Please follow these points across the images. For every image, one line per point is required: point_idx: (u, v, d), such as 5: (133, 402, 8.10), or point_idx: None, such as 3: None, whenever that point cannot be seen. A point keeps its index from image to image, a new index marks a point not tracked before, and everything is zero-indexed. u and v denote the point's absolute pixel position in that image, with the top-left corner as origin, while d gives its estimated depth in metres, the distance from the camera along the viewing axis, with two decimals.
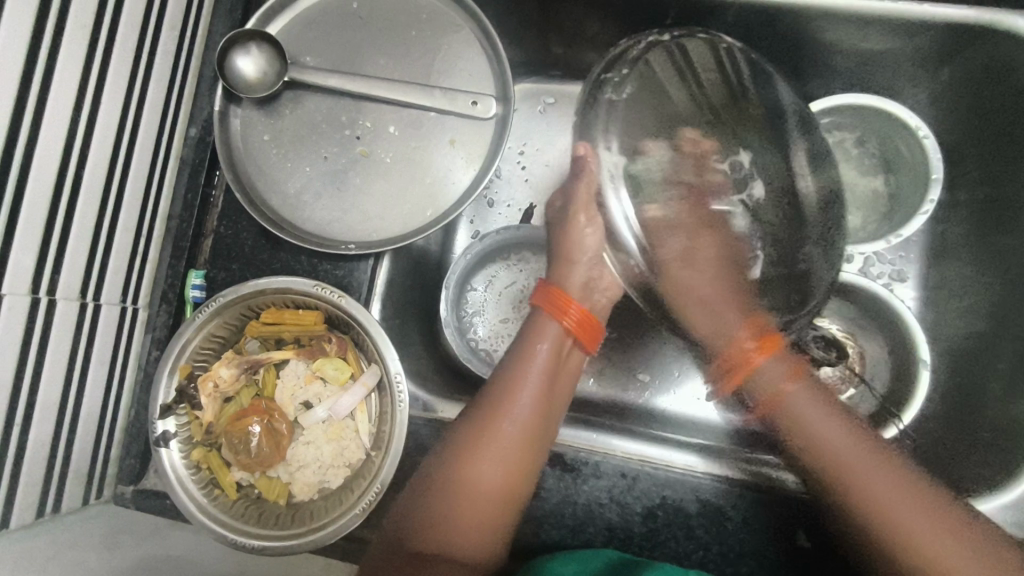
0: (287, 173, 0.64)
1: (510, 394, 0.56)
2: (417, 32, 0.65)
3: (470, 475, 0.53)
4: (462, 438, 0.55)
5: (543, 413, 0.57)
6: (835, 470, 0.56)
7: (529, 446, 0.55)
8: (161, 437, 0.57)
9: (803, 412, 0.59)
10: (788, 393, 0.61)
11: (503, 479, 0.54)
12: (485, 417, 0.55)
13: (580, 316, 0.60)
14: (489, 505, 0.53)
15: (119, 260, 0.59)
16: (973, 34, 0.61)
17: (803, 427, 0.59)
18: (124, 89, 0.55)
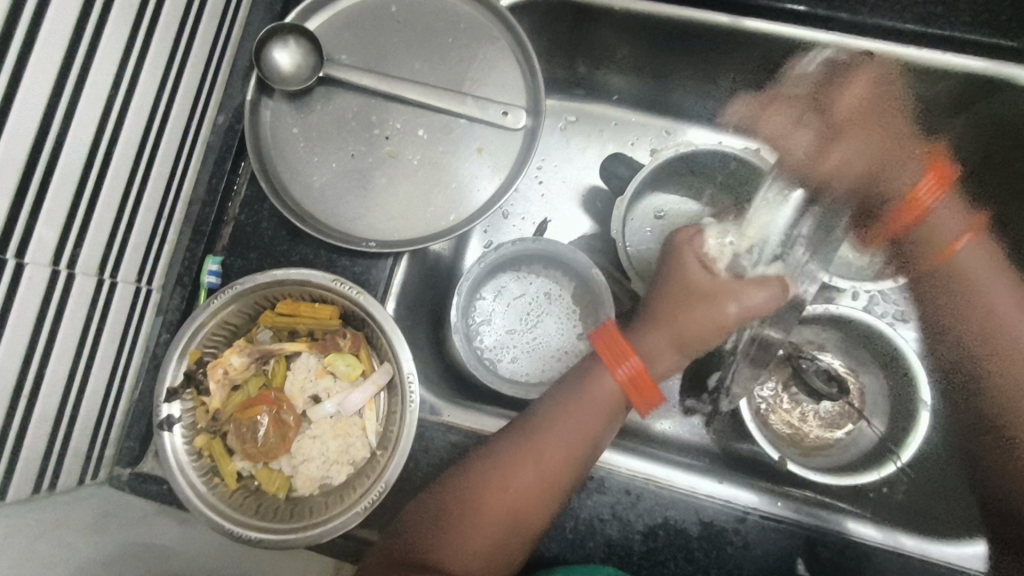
0: (313, 167, 0.65)
1: (550, 425, 0.55)
2: (453, 40, 0.66)
3: (495, 494, 0.53)
4: (495, 457, 0.54)
5: (582, 451, 0.55)
6: (964, 285, 0.65)
7: (557, 479, 0.54)
8: (164, 421, 0.56)
9: (975, 280, 0.64)
10: (963, 245, 0.65)
11: (525, 504, 0.53)
12: (522, 441, 0.55)
13: (630, 376, 0.55)
14: (507, 527, 0.53)
15: (139, 240, 0.59)
16: (992, 87, 0.63)
17: (971, 285, 0.65)
18: (161, 73, 0.56)
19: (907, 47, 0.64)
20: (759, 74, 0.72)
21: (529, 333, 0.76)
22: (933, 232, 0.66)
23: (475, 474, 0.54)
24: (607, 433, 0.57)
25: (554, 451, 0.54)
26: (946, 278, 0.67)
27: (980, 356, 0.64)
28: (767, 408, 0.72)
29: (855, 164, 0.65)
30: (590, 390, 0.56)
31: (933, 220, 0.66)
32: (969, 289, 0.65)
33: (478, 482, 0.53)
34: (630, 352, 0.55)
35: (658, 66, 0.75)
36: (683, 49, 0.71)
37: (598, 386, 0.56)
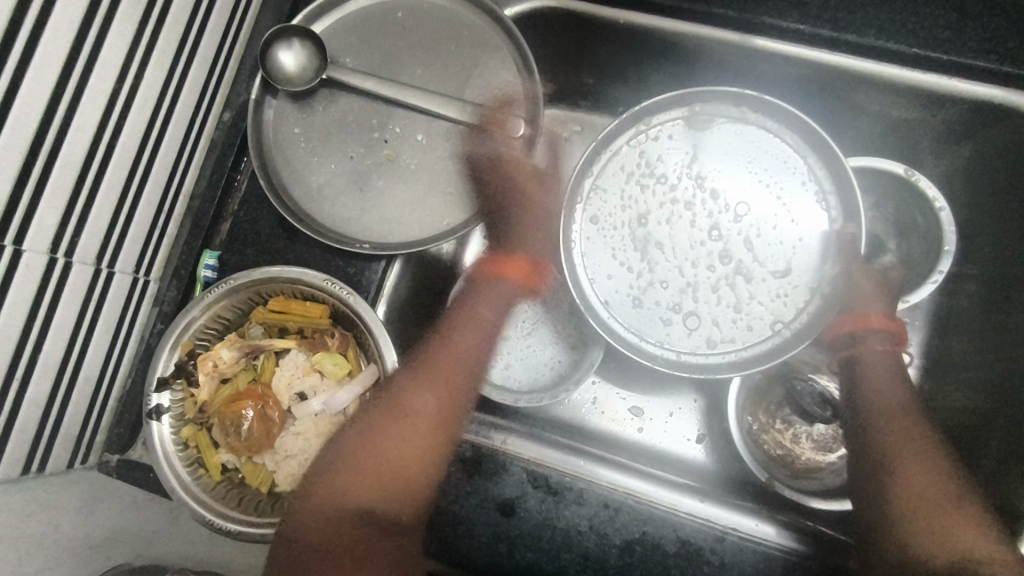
0: (313, 167, 0.65)
1: (432, 361, 0.61)
2: (457, 47, 0.67)
3: (386, 442, 0.56)
4: (382, 411, 0.57)
5: (451, 404, 0.60)
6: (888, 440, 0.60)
7: (435, 418, 0.58)
8: (154, 410, 0.57)
9: (878, 372, 0.64)
10: (881, 354, 0.64)
11: (425, 441, 0.57)
12: (403, 388, 0.58)
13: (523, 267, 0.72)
14: (411, 466, 0.56)
15: (138, 231, 0.60)
16: (998, 113, 0.63)
17: (868, 384, 0.63)
18: (166, 69, 0.57)
19: (915, 70, 0.64)
20: (763, 89, 0.72)
21: (523, 342, 0.76)
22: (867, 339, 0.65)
23: (358, 442, 0.56)
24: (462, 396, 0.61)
25: (427, 396, 0.59)
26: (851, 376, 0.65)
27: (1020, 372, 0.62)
28: (759, 429, 0.71)
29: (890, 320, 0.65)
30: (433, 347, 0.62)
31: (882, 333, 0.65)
32: (899, 456, 0.59)
33: (368, 445, 0.56)
34: (482, 324, 0.67)
35: (662, 81, 0.75)
36: (688, 64, 0.71)
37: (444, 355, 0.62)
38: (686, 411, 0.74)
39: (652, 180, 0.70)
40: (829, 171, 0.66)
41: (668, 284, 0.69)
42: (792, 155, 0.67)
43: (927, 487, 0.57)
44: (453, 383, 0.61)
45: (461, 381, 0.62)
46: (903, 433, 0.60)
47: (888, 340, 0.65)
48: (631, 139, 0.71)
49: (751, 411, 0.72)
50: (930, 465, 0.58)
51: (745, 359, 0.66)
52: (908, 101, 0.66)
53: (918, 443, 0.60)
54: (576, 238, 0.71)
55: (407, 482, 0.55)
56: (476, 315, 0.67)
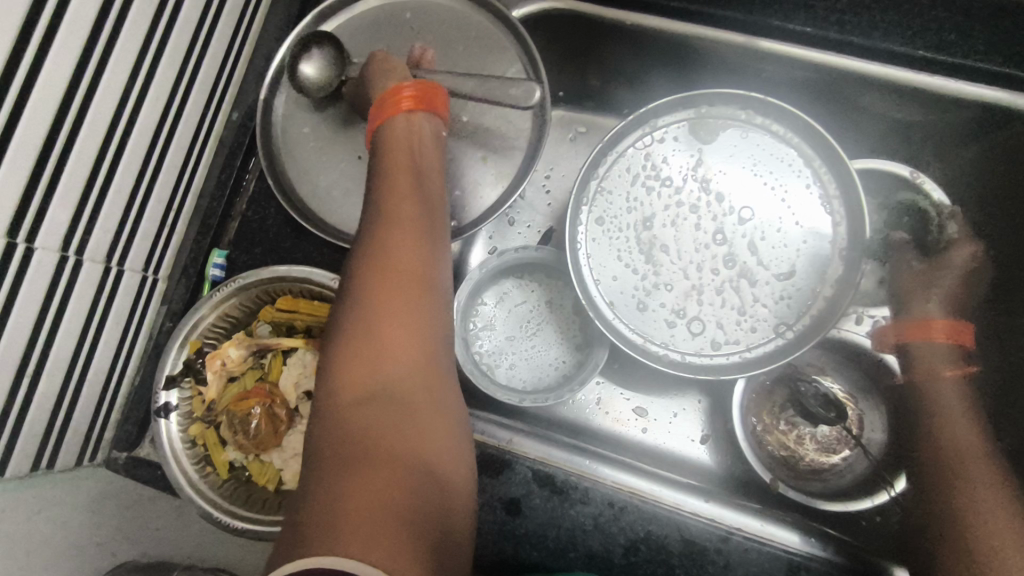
0: (321, 167, 0.66)
1: (382, 232, 0.49)
2: (464, 49, 0.67)
3: (379, 333, 0.46)
4: (356, 303, 0.47)
5: (432, 257, 0.50)
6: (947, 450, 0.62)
7: (421, 278, 0.49)
8: (162, 408, 0.57)
9: (947, 398, 0.63)
10: (948, 378, 0.64)
11: (416, 326, 0.47)
12: (379, 259, 0.48)
13: (415, 92, 0.56)
14: (417, 356, 0.47)
15: (148, 229, 0.60)
16: (1008, 117, 0.63)
17: (937, 408, 0.64)
18: (177, 69, 0.57)
19: (923, 72, 0.63)
20: (770, 90, 0.72)
21: (528, 342, 0.77)
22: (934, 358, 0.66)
23: (348, 346, 0.46)
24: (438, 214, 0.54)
25: (405, 251, 0.49)
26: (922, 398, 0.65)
27: None
28: (763, 430, 0.71)
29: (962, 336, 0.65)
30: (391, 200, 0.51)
31: (946, 347, 0.65)
32: (966, 482, 0.59)
33: (362, 347, 0.46)
34: (408, 175, 0.53)
35: (668, 83, 0.75)
36: (694, 66, 0.72)
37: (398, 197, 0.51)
38: (690, 411, 0.74)
39: (658, 181, 0.71)
40: (832, 173, 0.67)
41: (672, 289, 0.69)
42: (797, 156, 0.68)
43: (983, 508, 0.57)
44: (428, 246, 0.51)
45: (434, 218, 0.53)
46: (970, 465, 0.60)
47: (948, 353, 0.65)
48: (638, 140, 0.72)
49: (755, 412, 0.72)
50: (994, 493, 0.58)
51: (751, 359, 0.66)
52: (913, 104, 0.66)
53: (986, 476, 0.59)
54: (582, 240, 0.71)
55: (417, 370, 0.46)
56: (413, 143, 0.55)
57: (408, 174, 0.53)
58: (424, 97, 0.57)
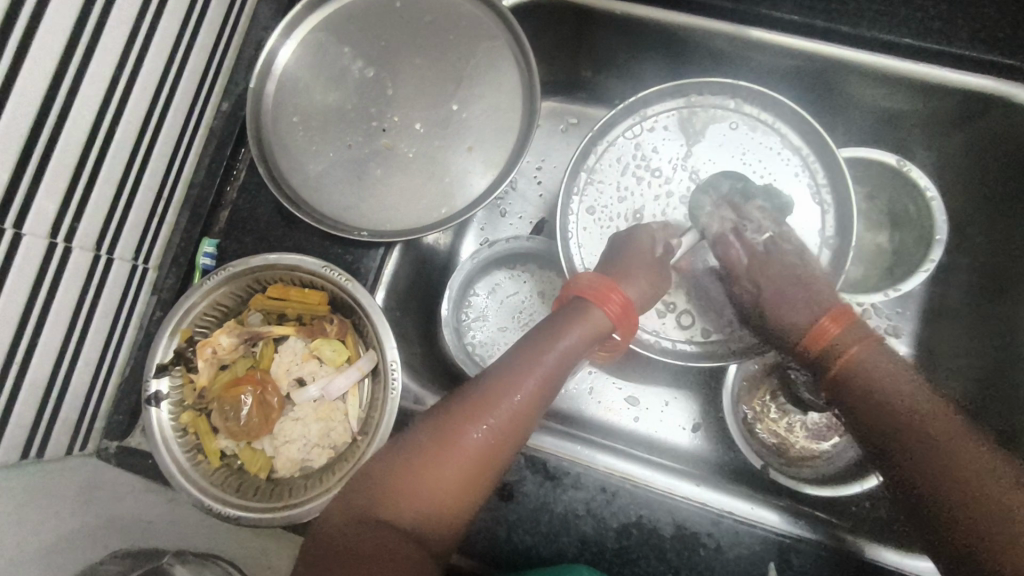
0: (310, 156, 0.65)
1: (516, 373, 0.50)
2: (454, 37, 0.67)
3: (455, 453, 0.46)
4: (455, 409, 0.48)
5: (513, 434, 0.48)
6: (947, 468, 0.50)
7: (505, 433, 0.48)
8: (152, 397, 0.57)
9: (871, 370, 0.54)
10: (858, 352, 0.55)
11: (483, 465, 0.47)
12: (467, 408, 0.48)
13: (625, 304, 0.55)
14: (454, 501, 0.46)
15: (137, 218, 0.60)
16: (988, 104, 0.64)
17: (868, 386, 0.54)
18: (166, 56, 0.57)
19: (904, 60, 0.64)
20: (760, 79, 0.72)
21: (521, 332, 0.77)
22: (841, 357, 0.56)
23: (424, 441, 0.47)
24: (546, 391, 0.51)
25: (507, 398, 0.48)
26: (849, 390, 0.55)
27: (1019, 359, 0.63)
28: (753, 418, 0.72)
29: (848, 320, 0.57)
30: (547, 346, 0.52)
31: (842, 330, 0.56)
32: (950, 468, 0.50)
33: (432, 452, 0.46)
34: (534, 396, 0.49)
35: (660, 73, 0.76)
36: (683, 56, 0.72)
37: (546, 341, 0.52)
38: (682, 399, 0.75)
39: (648, 172, 0.72)
40: (821, 163, 0.68)
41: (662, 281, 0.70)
42: (784, 147, 0.69)
43: (998, 497, 0.48)
44: (534, 403, 0.50)
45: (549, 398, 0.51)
46: (957, 470, 0.50)
47: (859, 331, 0.56)
48: (627, 130, 0.72)
49: (745, 400, 0.72)
50: (983, 460, 0.50)
51: (740, 346, 0.68)
52: (900, 93, 0.67)
53: (961, 443, 0.51)
54: (573, 230, 0.72)
55: (452, 508, 0.46)
56: (576, 343, 0.53)
57: (550, 344, 0.52)
58: (631, 305, 0.56)
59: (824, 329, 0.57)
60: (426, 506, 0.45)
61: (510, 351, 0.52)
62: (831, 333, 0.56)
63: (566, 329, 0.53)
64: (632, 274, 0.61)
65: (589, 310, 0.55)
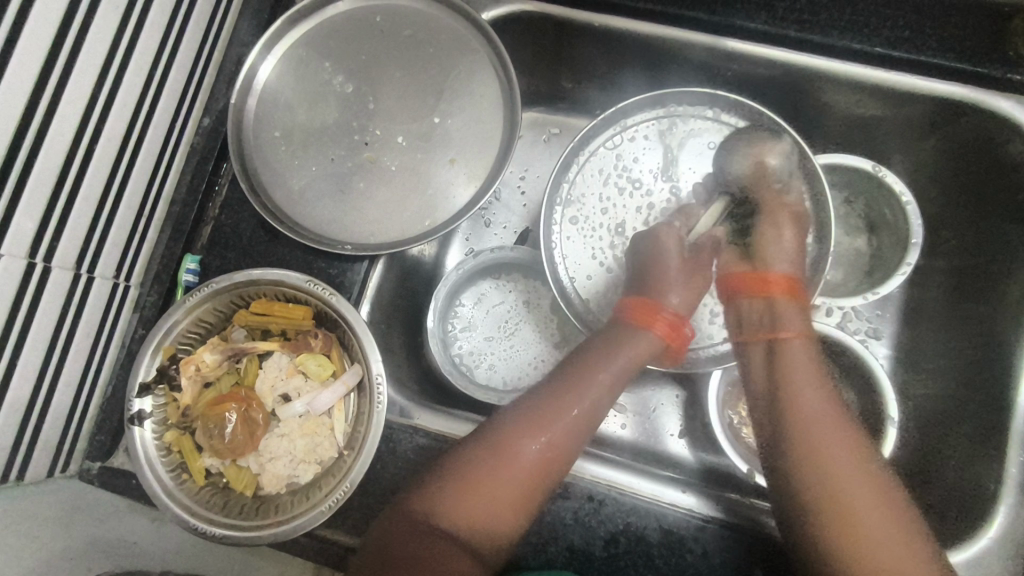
0: (293, 170, 0.65)
1: (561, 396, 0.54)
2: (434, 50, 0.68)
3: (510, 468, 0.50)
4: (515, 425, 0.53)
5: (566, 451, 0.53)
6: (796, 418, 0.55)
7: (559, 447, 0.53)
8: (136, 415, 0.57)
9: (792, 356, 0.58)
10: (792, 339, 0.58)
11: (534, 483, 0.51)
12: (529, 420, 0.53)
13: (672, 323, 0.60)
14: (508, 517, 0.50)
15: (118, 236, 0.60)
16: (959, 110, 0.66)
17: (787, 374, 0.57)
18: (146, 74, 0.57)
19: (878, 69, 0.66)
20: (737, 88, 0.74)
21: (507, 342, 0.77)
22: (777, 317, 0.60)
23: (481, 458, 0.51)
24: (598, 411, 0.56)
25: (562, 414, 0.53)
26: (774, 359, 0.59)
27: (995, 360, 0.64)
28: (739, 423, 0.73)
29: (797, 316, 0.60)
30: (597, 366, 0.56)
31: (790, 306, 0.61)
32: (830, 463, 0.52)
33: (492, 472, 0.50)
34: (584, 414, 0.54)
35: (641, 82, 0.77)
36: (662, 67, 0.73)
37: (599, 360, 0.57)
38: (668, 406, 0.76)
39: (629, 183, 0.73)
40: None
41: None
42: None
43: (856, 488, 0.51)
44: (586, 420, 0.54)
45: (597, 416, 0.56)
46: (827, 443, 0.53)
47: (802, 313, 0.60)
48: (608, 140, 0.73)
49: (731, 405, 0.73)
50: (879, 493, 0.51)
51: (724, 354, 0.69)
52: (872, 98, 0.68)
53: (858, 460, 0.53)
54: (557, 240, 0.72)
55: (506, 520, 0.50)
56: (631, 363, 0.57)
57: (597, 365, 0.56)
58: (681, 323, 0.61)
59: (776, 284, 0.62)
60: (485, 517, 0.49)
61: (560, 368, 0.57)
62: (768, 295, 0.61)
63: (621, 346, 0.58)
64: (671, 279, 0.64)
65: (636, 330, 0.60)
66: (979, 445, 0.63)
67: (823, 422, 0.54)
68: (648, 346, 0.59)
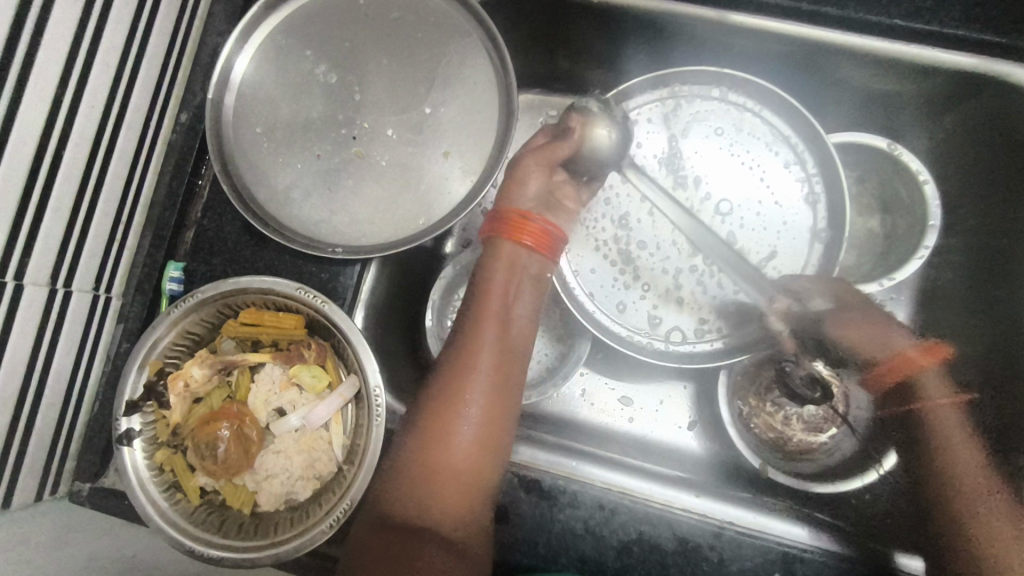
0: (278, 168, 0.61)
1: (465, 356, 0.55)
2: (422, 35, 0.63)
3: (448, 448, 0.53)
4: (434, 402, 0.54)
5: (491, 406, 0.55)
6: (954, 473, 0.61)
7: (485, 408, 0.54)
8: (124, 435, 0.54)
9: (939, 419, 0.62)
10: (947, 406, 0.62)
11: (478, 453, 0.54)
12: (444, 391, 0.54)
13: (540, 231, 0.58)
14: (467, 496, 0.53)
15: (94, 245, 0.56)
16: (981, 84, 0.62)
17: (937, 433, 0.62)
18: (113, 72, 0.53)
19: (899, 42, 0.61)
20: (745, 64, 0.69)
21: None
22: (927, 392, 0.63)
23: (419, 448, 0.53)
24: (515, 357, 0.57)
25: (472, 374, 0.55)
26: (925, 429, 0.62)
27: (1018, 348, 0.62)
28: (749, 414, 0.69)
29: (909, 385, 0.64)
30: (484, 313, 0.57)
31: (933, 371, 0.64)
32: (987, 531, 0.57)
33: (431, 460, 0.52)
34: (495, 365, 0.56)
35: (643, 61, 0.72)
36: (667, 43, 0.69)
37: (489, 310, 0.57)
38: (676, 397, 0.74)
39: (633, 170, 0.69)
40: (812, 152, 0.66)
41: (653, 288, 0.69)
42: (775, 137, 0.67)
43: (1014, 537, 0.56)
44: (498, 370, 0.56)
45: (506, 356, 0.57)
46: (968, 483, 0.60)
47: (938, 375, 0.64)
48: None
49: (740, 395, 0.69)
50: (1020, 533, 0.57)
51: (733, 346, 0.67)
52: (888, 72, 0.64)
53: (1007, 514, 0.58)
54: None
55: (463, 496, 0.52)
56: (507, 288, 0.58)
57: (490, 314, 0.57)
58: (547, 228, 0.59)
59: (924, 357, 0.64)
60: (448, 504, 0.52)
61: (458, 325, 0.58)
62: (915, 373, 0.63)
63: (499, 280, 0.57)
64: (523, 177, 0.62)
65: (507, 248, 0.58)
66: (1000, 436, 0.62)
67: (964, 466, 0.60)
68: (527, 261, 0.58)
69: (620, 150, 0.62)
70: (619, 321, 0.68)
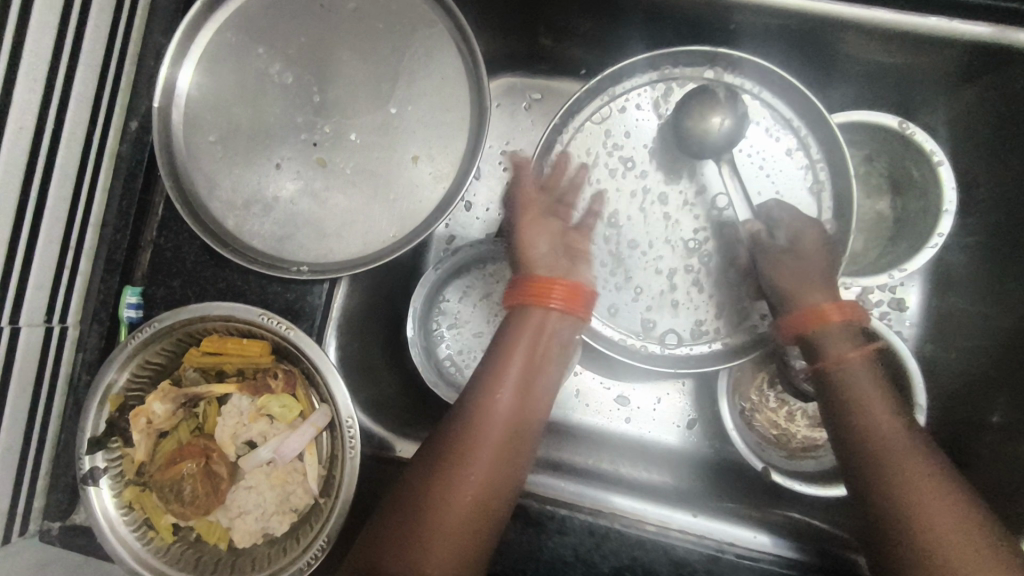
0: (234, 180, 0.57)
1: (484, 404, 0.50)
2: (384, 26, 0.58)
3: (453, 500, 0.46)
4: (444, 448, 0.48)
5: (506, 461, 0.49)
6: (877, 450, 0.48)
7: (499, 461, 0.49)
8: (88, 475, 0.52)
9: (857, 383, 0.51)
10: (853, 361, 0.52)
11: (483, 509, 0.47)
12: (456, 440, 0.48)
13: (570, 290, 0.52)
14: (466, 554, 0.46)
15: (40, 276, 0.52)
16: (1001, 58, 0.56)
17: (850, 400, 0.51)
18: (41, 89, 0.48)
19: (912, 13, 0.55)
20: (742, 42, 0.63)
21: None
22: (835, 347, 0.53)
23: (418, 497, 0.46)
24: (534, 409, 0.52)
25: (489, 425, 0.49)
26: (839, 398, 0.51)
27: None
28: (750, 411, 0.66)
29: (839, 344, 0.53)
30: (510, 355, 0.51)
31: (842, 327, 0.53)
32: (927, 530, 0.44)
33: (430, 512, 0.46)
34: (514, 420, 0.50)
35: (631, 40, 0.66)
36: (656, 21, 0.63)
37: (511, 353, 0.51)
38: (675, 394, 0.70)
39: (621, 162, 0.64)
40: (816, 138, 0.61)
41: (647, 289, 0.63)
42: (774, 122, 0.61)
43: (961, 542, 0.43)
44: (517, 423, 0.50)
45: (525, 408, 0.51)
46: (901, 465, 0.47)
47: (851, 332, 0.53)
48: (595, 114, 0.63)
49: (740, 393, 0.67)
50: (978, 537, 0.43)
51: (734, 347, 0.62)
52: (899, 46, 0.58)
53: (933, 492, 0.45)
54: None
55: (466, 552, 0.46)
56: (539, 343, 0.52)
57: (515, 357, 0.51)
58: (578, 287, 0.52)
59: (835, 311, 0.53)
60: (440, 560, 0.45)
61: (479, 371, 0.52)
62: (824, 324, 0.53)
63: (528, 335, 0.52)
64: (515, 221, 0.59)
65: (533, 312, 0.52)
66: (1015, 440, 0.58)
67: (892, 446, 0.48)
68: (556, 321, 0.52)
69: (729, 138, 0.61)
70: (610, 325, 0.63)
